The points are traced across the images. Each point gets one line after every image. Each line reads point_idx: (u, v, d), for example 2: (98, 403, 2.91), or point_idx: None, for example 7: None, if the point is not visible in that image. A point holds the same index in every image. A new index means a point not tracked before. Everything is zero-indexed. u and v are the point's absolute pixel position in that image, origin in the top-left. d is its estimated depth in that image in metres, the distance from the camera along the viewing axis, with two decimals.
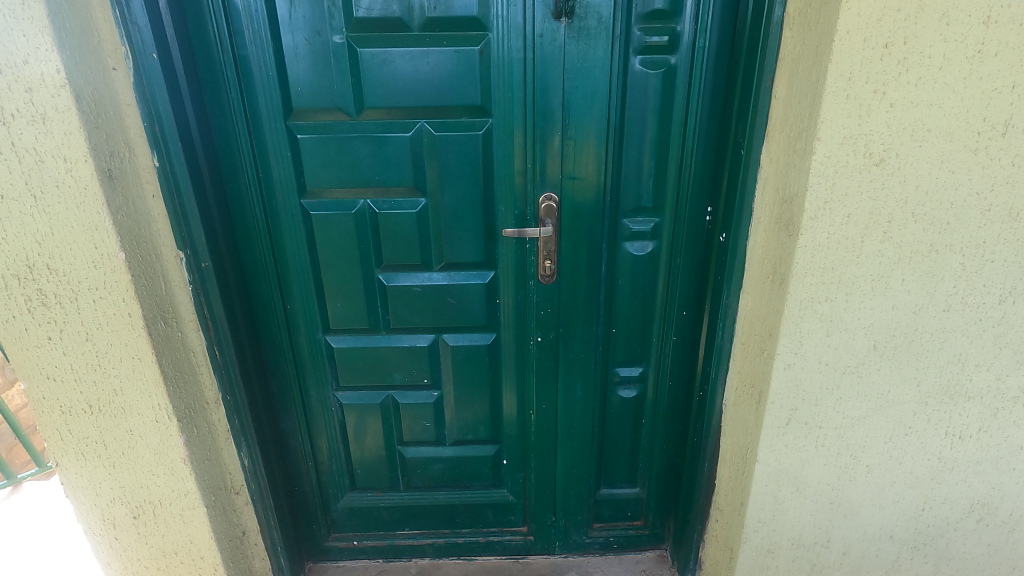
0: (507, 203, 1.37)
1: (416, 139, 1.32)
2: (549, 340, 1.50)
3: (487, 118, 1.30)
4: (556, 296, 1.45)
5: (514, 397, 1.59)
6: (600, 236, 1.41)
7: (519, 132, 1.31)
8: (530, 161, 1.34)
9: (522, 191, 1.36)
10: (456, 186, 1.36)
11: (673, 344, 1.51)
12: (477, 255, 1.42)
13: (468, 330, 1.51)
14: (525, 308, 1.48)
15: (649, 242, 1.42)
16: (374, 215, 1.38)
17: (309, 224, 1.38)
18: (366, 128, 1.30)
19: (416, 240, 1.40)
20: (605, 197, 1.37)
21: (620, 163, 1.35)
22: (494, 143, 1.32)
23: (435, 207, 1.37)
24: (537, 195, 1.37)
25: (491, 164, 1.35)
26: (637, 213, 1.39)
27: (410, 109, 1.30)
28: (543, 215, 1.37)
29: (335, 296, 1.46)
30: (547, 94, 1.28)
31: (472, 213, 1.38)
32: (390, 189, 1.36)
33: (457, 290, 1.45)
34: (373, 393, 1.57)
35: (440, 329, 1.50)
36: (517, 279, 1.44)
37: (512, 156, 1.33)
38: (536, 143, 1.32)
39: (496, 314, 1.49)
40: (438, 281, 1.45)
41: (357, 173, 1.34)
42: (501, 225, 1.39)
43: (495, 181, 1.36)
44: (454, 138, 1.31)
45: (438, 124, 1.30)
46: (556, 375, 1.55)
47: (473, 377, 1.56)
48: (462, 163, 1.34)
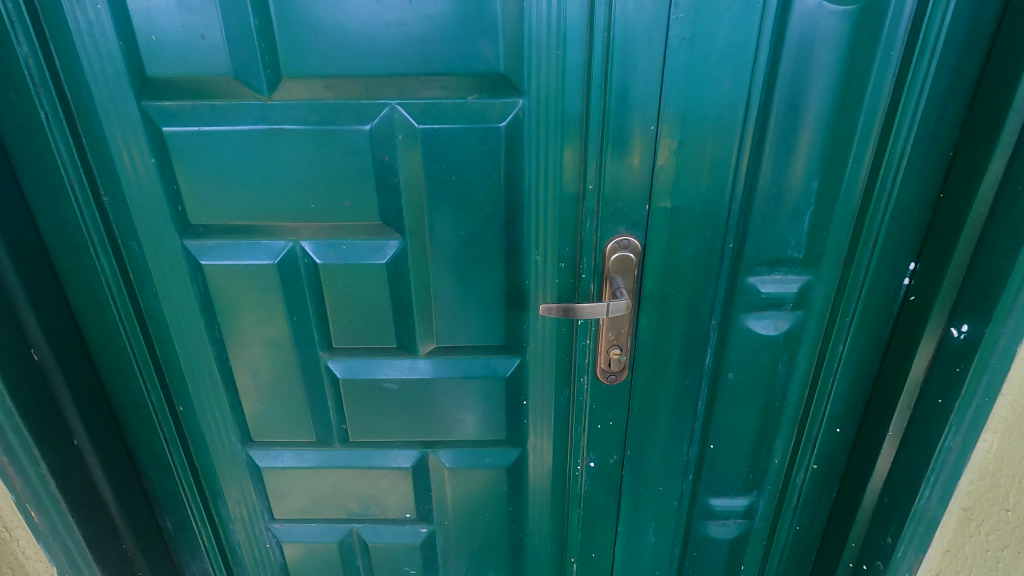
0: (548, 250, 0.77)
1: (383, 137, 0.72)
2: (609, 464, 0.92)
3: (514, 99, 0.70)
4: (624, 400, 0.87)
5: (547, 539, 1.01)
6: (707, 307, 0.81)
7: (575, 126, 0.71)
8: (594, 181, 0.73)
9: (576, 230, 0.76)
10: (455, 221, 0.76)
11: (810, 475, 0.93)
12: (492, 335, 0.84)
13: (475, 444, 0.93)
14: (572, 418, 0.89)
15: (787, 317, 0.83)
16: (314, 270, 0.79)
17: (203, 281, 0.80)
18: (289, 115, 0.70)
19: (388, 309, 0.82)
20: (724, 243, 0.77)
21: (752, 184, 0.74)
22: (528, 146, 0.72)
23: (419, 256, 0.78)
24: (601, 238, 0.76)
25: (520, 183, 0.74)
26: (775, 268, 0.79)
27: (370, 80, 0.69)
28: (611, 272, 0.76)
29: (257, 393, 0.89)
30: (632, 54, 0.67)
31: (482, 266, 0.79)
32: (339, 226, 0.77)
33: (458, 387, 0.87)
34: (329, 529, 1.02)
35: (432, 444, 0.94)
36: (559, 373, 0.85)
37: (561, 169, 0.73)
38: (606, 148, 0.71)
39: (520, 424, 0.91)
40: (425, 375, 0.86)
41: (278, 197, 0.75)
42: (537, 287, 0.80)
43: (527, 213, 0.76)
44: (454, 134, 0.71)
45: (421, 110, 0.70)
46: (618, 512, 0.97)
47: (481, 509, 0.99)
48: (469, 180, 0.74)
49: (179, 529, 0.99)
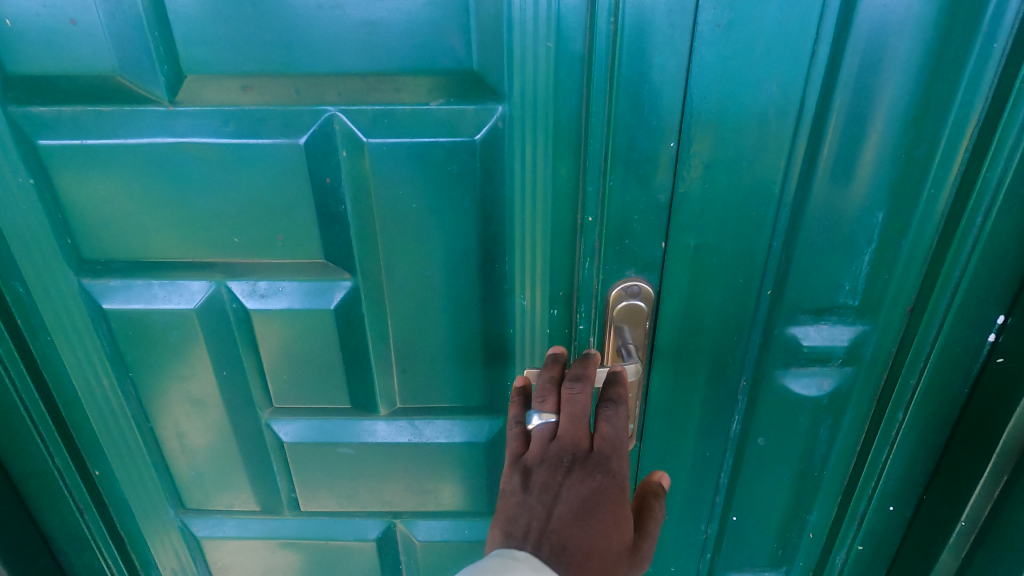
0: (537, 293, 0.62)
1: (324, 152, 0.56)
2: None
3: (490, 106, 0.54)
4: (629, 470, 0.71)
5: None
6: (736, 365, 0.65)
7: (570, 141, 0.54)
8: (595, 212, 0.57)
9: (572, 269, 0.60)
10: (419, 258, 0.61)
11: (853, 558, 0.77)
12: (467, 394, 0.68)
13: (450, 517, 0.78)
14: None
15: (834, 374, 0.67)
16: (245, 317, 0.64)
17: (107, 330, 0.65)
18: (199, 126, 0.54)
19: (340, 364, 0.66)
20: (760, 288, 0.61)
21: (797, 216, 0.58)
22: (510, 163, 0.56)
23: (376, 301, 0.63)
24: (604, 282, 0.60)
25: (501, 212, 0.59)
26: (821, 317, 0.63)
27: (301, 80, 0.53)
28: (615, 322, 0.61)
29: (184, 458, 0.73)
30: (646, 48, 0.49)
31: (454, 313, 0.63)
32: (274, 264, 0.61)
33: (428, 451, 0.72)
34: None
35: (399, 515, 0.78)
36: None
37: (553, 196, 0.57)
38: (611, 170, 0.55)
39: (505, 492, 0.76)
40: (388, 437, 0.71)
41: (193, 228, 0.59)
42: (523, 337, 0.65)
43: (511, 249, 0.60)
44: (413, 150, 0.55)
45: (371, 119, 0.54)
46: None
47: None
48: (434, 208, 0.58)
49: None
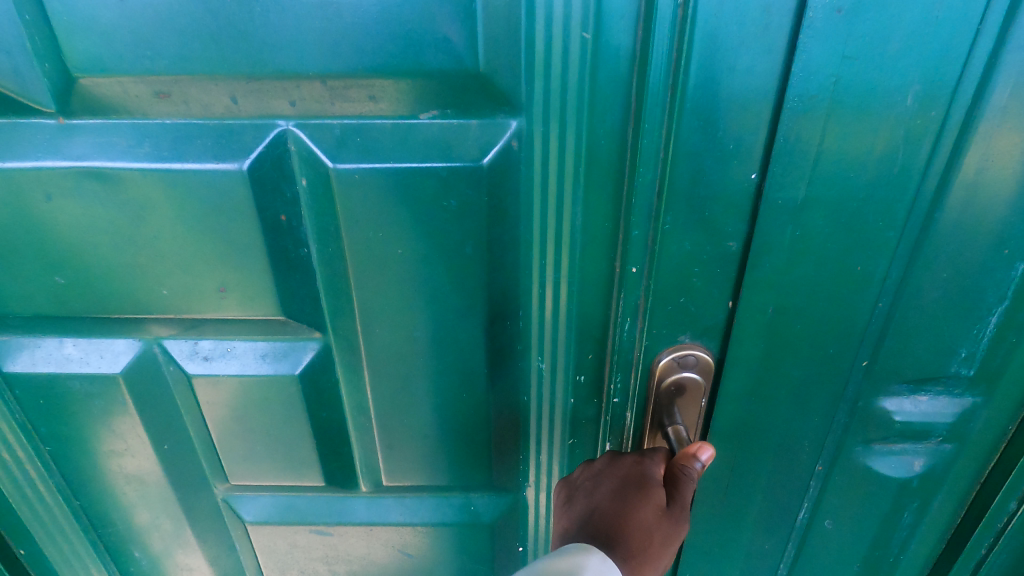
0: (560, 358, 0.48)
1: (274, 179, 0.41)
2: None
3: (500, 120, 0.40)
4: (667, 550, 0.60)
5: None
6: (808, 439, 0.52)
7: (611, 174, 0.40)
8: (640, 262, 0.42)
9: (606, 327, 0.47)
10: (405, 317, 0.47)
11: None
12: (469, 474, 0.55)
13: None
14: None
15: (929, 455, 0.53)
16: (186, 383, 0.50)
17: (10, 398, 0.51)
18: (99, 145, 0.41)
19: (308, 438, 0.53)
20: (853, 358, 0.47)
21: (913, 273, 0.43)
22: (524, 194, 0.42)
23: (352, 366, 0.49)
24: (648, 351, 0.46)
25: (520, 258, 0.44)
26: (923, 388, 0.49)
27: (242, 86, 0.39)
28: (658, 390, 0.48)
29: (124, 539, 0.61)
30: (725, 43, 0.35)
31: (451, 383, 0.50)
32: (219, 319, 0.48)
33: (421, 532, 0.59)
34: None
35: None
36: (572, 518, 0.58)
37: (581, 242, 0.43)
38: (665, 211, 0.40)
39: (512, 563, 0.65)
40: (367, 518, 0.59)
41: (107, 277, 0.45)
42: (540, 409, 0.51)
43: (527, 303, 0.46)
44: (397, 180, 0.40)
45: (340, 136, 0.40)
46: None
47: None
48: (425, 256, 0.44)
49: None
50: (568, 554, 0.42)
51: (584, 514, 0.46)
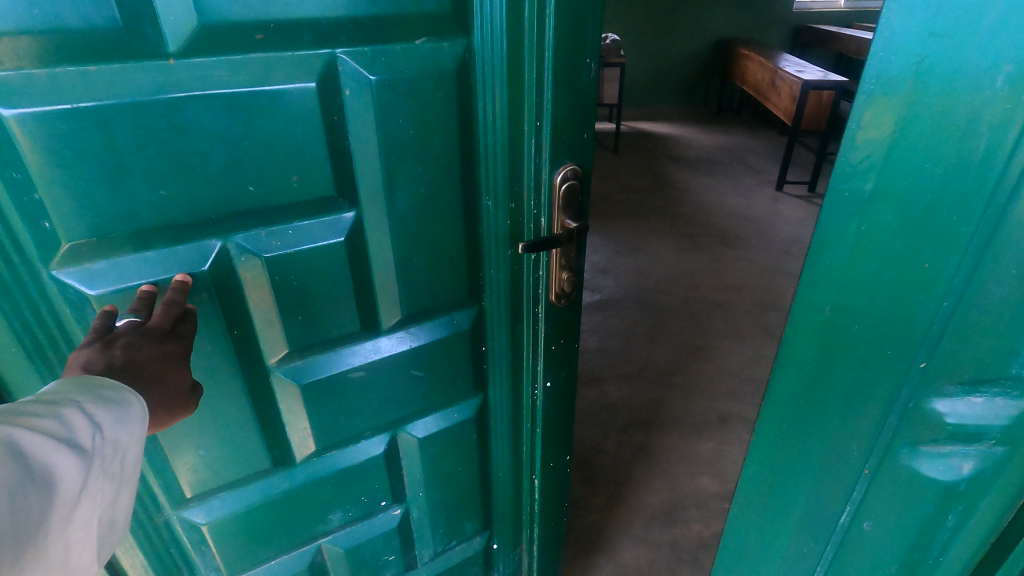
0: (498, 194, 0.95)
1: (327, 86, 0.77)
2: (546, 384, 1.16)
3: (444, 37, 0.82)
4: (567, 317, 1.11)
5: (506, 453, 1.27)
6: (860, 416, 0.58)
7: (517, 78, 0.86)
8: (541, 120, 0.89)
9: (526, 167, 0.93)
10: (428, 171, 0.90)
11: None
12: (459, 273, 1.02)
13: (443, 404, 1.14)
14: (530, 341, 1.11)
15: (981, 464, 0.53)
16: (254, 264, 0.82)
17: (120, 295, 0.75)
18: (206, 78, 0.70)
19: (354, 265, 0.90)
20: (912, 359, 0.52)
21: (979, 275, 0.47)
22: (472, 87, 0.87)
23: (390, 205, 0.89)
24: (550, 170, 0.93)
25: (475, 124, 0.90)
26: (985, 394, 0.51)
27: (311, 29, 0.73)
28: (558, 200, 0.95)
29: (216, 401, 0.89)
30: (567, 21, 0.82)
31: (451, 214, 0.95)
32: (284, 207, 0.81)
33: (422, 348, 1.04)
34: (289, 485, 1.05)
35: (405, 416, 1.11)
36: (510, 305, 1.07)
37: (504, 114, 0.88)
38: (552, 94, 0.87)
39: (481, 347, 1.12)
40: (389, 350, 1.01)
41: (192, 169, 0.73)
42: (496, 219, 0.97)
43: (479, 154, 0.92)
44: (412, 85, 0.82)
45: (366, 53, 0.77)
46: (561, 423, 1.25)
47: (456, 433, 1.19)
48: (428, 127, 0.86)
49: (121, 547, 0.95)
50: (125, 395, 0.62)
51: (131, 363, 0.66)
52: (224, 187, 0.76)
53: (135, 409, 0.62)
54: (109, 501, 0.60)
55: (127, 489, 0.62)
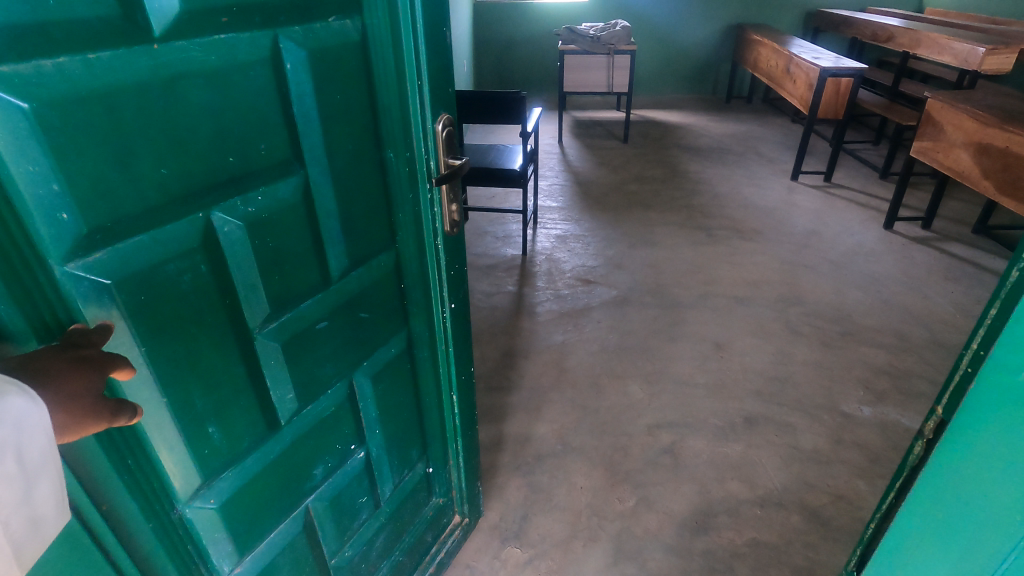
0: (397, 145, 1.09)
1: (276, 59, 0.82)
2: (445, 305, 1.35)
3: (348, 15, 0.93)
4: (455, 244, 1.30)
5: (428, 374, 1.44)
6: None
7: (403, 46, 1.01)
8: (422, 80, 1.06)
9: (418, 117, 1.09)
10: (354, 131, 1.00)
11: None
12: (382, 220, 1.13)
13: (384, 340, 1.25)
14: (434, 271, 1.29)
15: None
16: (236, 232, 0.83)
17: (134, 278, 0.71)
18: (187, 60, 0.70)
19: (310, 223, 0.96)
20: None
21: None
22: (372, 53, 0.99)
23: (329, 167, 0.97)
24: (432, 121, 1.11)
25: (377, 84, 1.02)
26: None
27: (261, 11, 0.77)
28: (444, 144, 1.14)
29: (212, 374, 0.87)
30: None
31: (369, 169, 1.06)
32: (255, 173, 0.84)
33: (362, 293, 1.14)
34: (280, 442, 1.05)
35: (360, 362, 1.19)
36: (417, 238, 1.23)
37: (392, 72, 1.03)
38: (427, 57, 1.04)
39: (402, 284, 1.26)
40: (341, 294, 1.08)
41: (186, 145, 0.73)
42: (399, 166, 1.12)
43: (383, 111, 1.05)
44: (332, 53, 0.91)
45: (297, 31, 0.84)
46: (463, 336, 1.47)
47: (393, 368, 1.30)
48: (346, 89, 0.96)
49: (149, 560, 0.89)
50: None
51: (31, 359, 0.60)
52: (212, 161, 0.77)
53: (20, 404, 0.53)
54: (18, 504, 0.54)
55: (41, 481, 0.56)
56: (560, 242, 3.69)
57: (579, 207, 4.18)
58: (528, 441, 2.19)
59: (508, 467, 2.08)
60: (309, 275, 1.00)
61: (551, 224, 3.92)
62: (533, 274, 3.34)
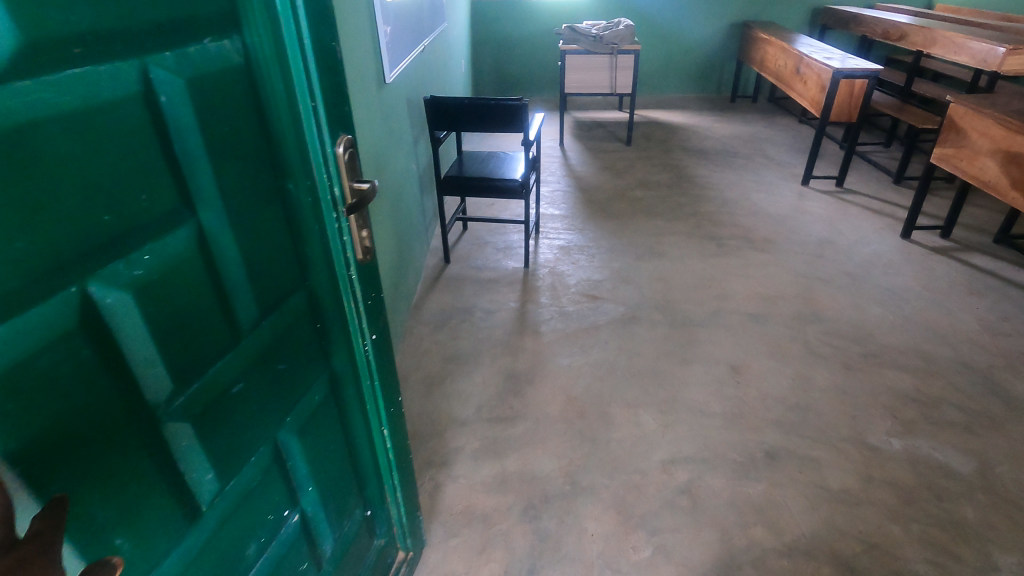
0: (298, 173, 0.93)
1: (149, 92, 0.65)
2: (367, 339, 1.19)
3: (224, 34, 0.76)
4: (370, 273, 1.15)
5: (357, 415, 1.28)
6: None
7: (291, 66, 0.85)
8: (315, 100, 0.90)
9: (318, 141, 0.93)
10: (246, 163, 0.83)
11: None
12: (290, 258, 0.97)
13: (306, 391, 1.08)
14: (354, 307, 1.13)
15: None
16: (124, 303, 0.66)
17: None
18: (37, 104, 0.53)
19: (212, 275, 0.79)
20: None
21: None
22: (260, 73, 0.82)
23: (224, 207, 0.79)
24: (331, 144, 0.96)
25: (268, 108, 0.85)
26: None
27: (124, 37, 0.61)
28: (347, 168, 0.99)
29: (120, 479, 0.69)
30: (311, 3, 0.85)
31: (269, 206, 0.89)
32: (141, 230, 0.67)
33: (279, 346, 0.97)
34: (204, 528, 0.86)
35: (282, 421, 1.02)
36: (331, 275, 1.06)
37: (284, 94, 0.86)
38: (317, 72, 0.89)
39: (319, 323, 1.08)
40: (255, 349, 0.91)
41: (45, 210, 0.56)
42: (302, 197, 0.95)
43: (280, 139, 0.88)
44: (212, 77, 0.74)
45: (168, 57, 0.67)
46: (389, 367, 1.32)
47: (316, 419, 1.13)
48: (231, 116, 0.79)
49: None
50: None
51: None
52: (84, 224, 0.60)
53: None
54: None
55: None
56: (562, 254, 3.52)
57: (582, 215, 4.01)
58: (533, 480, 2.03)
59: (513, 511, 1.93)
60: (220, 335, 0.83)
61: (553, 234, 3.75)
62: (535, 289, 3.18)
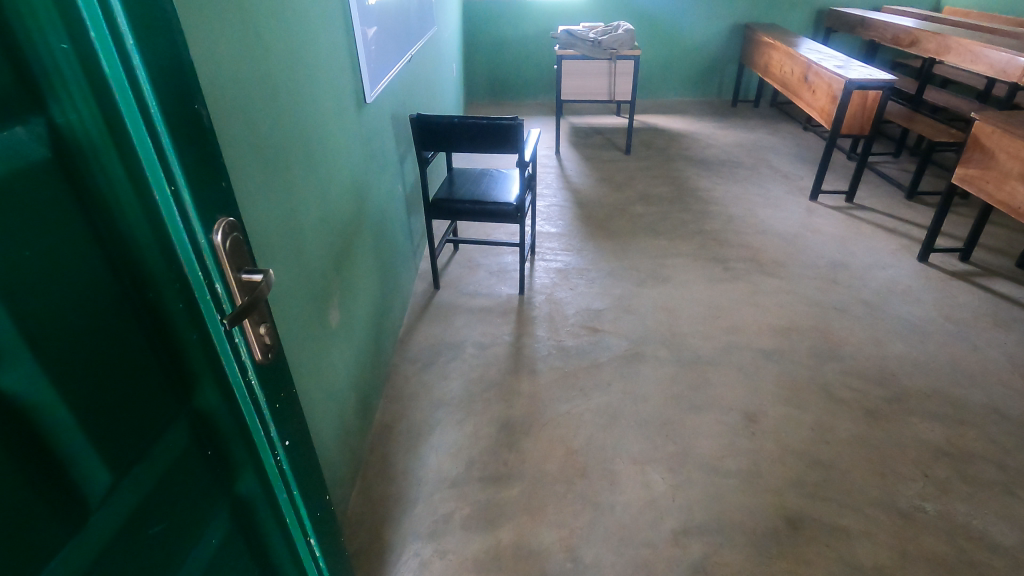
0: (160, 278, 0.69)
1: None
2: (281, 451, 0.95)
3: (18, 119, 0.52)
4: (277, 374, 0.91)
5: (281, 541, 1.02)
6: None
7: (134, 145, 0.62)
8: (176, 182, 0.67)
9: (186, 233, 0.70)
10: (74, 283, 0.59)
11: None
12: (160, 385, 0.72)
13: (201, 539, 0.83)
14: (261, 420, 0.89)
15: None
16: None
17: None
18: None
19: (20, 450, 0.55)
20: None
21: None
22: (83, 160, 0.59)
23: (37, 356, 0.55)
24: (206, 233, 0.73)
25: (102, 204, 0.62)
26: None
27: None
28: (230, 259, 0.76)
29: None
30: (157, 60, 0.62)
31: (120, 329, 0.65)
32: None
33: (153, 502, 0.72)
34: None
35: None
36: (224, 391, 0.82)
37: (127, 180, 0.63)
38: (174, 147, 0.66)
39: (211, 449, 0.84)
40: (111, 522, 0.66)
41: None
42: (172, 306, 0.71)
43: (128, 240, 0.65)
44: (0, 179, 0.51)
45: None
46: (314, 471, 1.08)
47: (220, 567, 0.88)
48: (39, 229, 0.55)
49: None
50: None
51: None
52: None
53: None
54: None
55: None
56: (560, 279, 3.30)
57: (581, 234, 3.78)
58: (531, 556, 1.82)
59: None
60: (47, 528, 0.58)
61: (549, 255, 3.53)
62: (531, 320, 2.95)
